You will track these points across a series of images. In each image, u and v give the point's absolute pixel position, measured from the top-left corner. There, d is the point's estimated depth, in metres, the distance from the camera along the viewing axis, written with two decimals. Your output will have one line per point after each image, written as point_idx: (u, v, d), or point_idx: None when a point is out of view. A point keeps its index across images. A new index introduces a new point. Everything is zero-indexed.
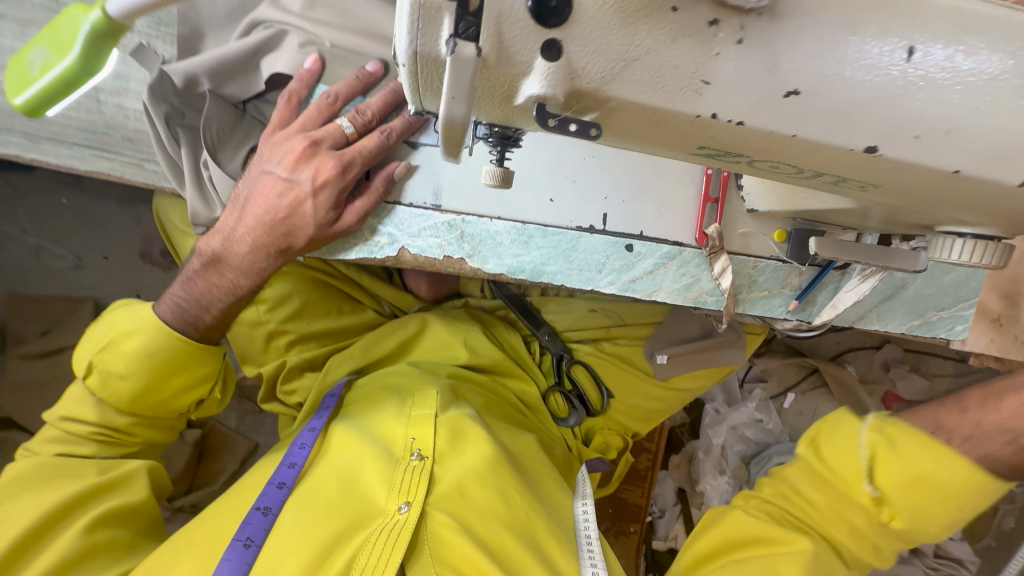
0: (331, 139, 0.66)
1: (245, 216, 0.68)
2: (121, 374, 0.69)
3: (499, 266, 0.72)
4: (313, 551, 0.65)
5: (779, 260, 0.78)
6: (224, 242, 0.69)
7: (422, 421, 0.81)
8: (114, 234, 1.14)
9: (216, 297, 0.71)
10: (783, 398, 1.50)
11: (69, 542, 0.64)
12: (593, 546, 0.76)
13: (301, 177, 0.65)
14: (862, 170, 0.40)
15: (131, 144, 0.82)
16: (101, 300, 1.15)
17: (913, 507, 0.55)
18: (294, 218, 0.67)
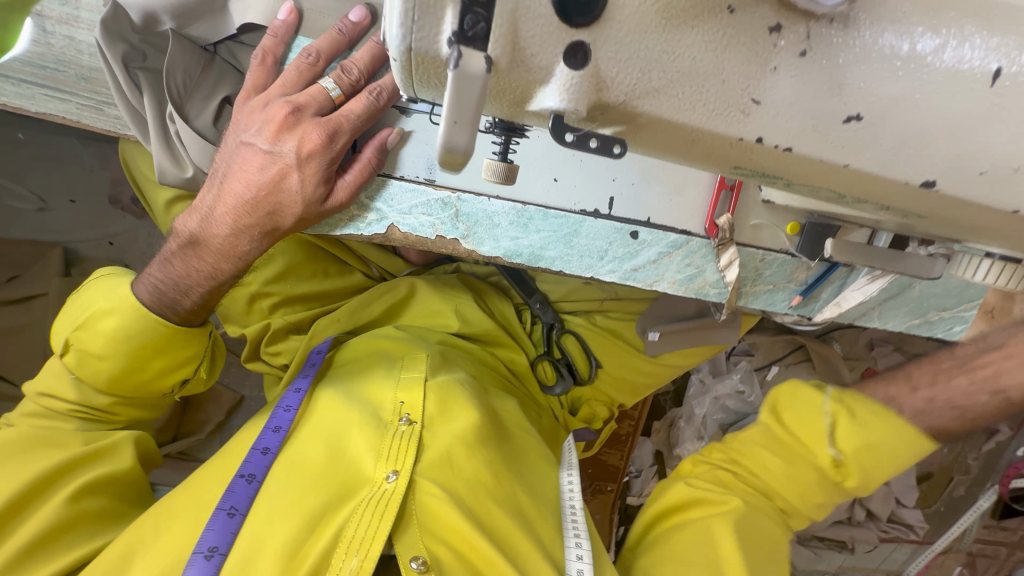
0: (315, 104, 0.59)
1: (224, 194, 0.62)
2: (99, 355, 0.67)
3: (495, 249, 0.68)
4: (299, 523, 0.63)
5: (788, 255, 0.74)
6: (203, 223, 0.64)
7: (411, 387, 0.79)
8: (79, 175, 1.06)
9: (195, 281, 0.66)
10: (767, 371, 1.51)
11: (52, 512, 0.63)
12: (577, 517, 0.77)
13: (283, 149, 0.58)
14: (910, 202, 0.36)
15: (86, 85, 0.73)
16: (71, 246, 1.08)
17: (864, 468, 0.59)
18: (279, 194, 0.60)
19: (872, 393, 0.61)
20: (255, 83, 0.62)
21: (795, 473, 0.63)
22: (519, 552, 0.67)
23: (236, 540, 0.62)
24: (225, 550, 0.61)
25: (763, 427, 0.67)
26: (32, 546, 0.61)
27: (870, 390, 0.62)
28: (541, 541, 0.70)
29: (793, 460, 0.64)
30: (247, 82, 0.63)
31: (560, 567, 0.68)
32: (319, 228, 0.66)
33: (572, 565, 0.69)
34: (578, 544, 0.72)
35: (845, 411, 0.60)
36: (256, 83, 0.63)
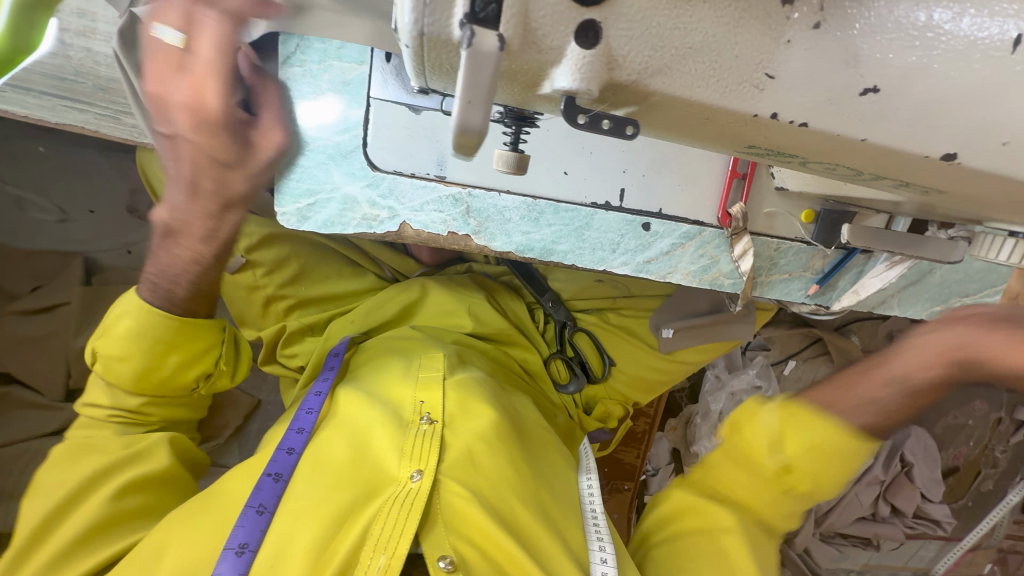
0: (162, 61, 0.51)
1: (172, 180, 0.59)
2: (120, 356, 0.67)
3: (507, 244, 0.68)
4: (327, 521, 0.62)
5: (803, 243, 0.73)
6: (174, 219, 0.62)
7: (432, 386, 0.79)
8: (99, 186, 1.08)
9: (181, 269, 0.65)
10: (784, 365, 1.49)
11: (95, 510, 0.64)
12: (599, 520, 0.77)
13: (178, 126, 0.54)
14: (931, 176, 0.36)
15: (105, 95, 0.75)
16: (92, 255, 1.10)
17: (816, 471, 0.58)
18: (207, 169, 0.57)
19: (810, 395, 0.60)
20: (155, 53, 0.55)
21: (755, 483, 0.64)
22: (545, 551, 0.67)
23: (265, 536, 0.63)
24: (255, 546, 0.61)
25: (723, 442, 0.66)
26: (77, 542, 0.62)
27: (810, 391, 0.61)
28: (564, 539, 0.70)
29: (747, 471, 0.64)
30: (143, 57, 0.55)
31: (584, 566, 0.68)
32: (332, 228, 0.65)
33: (595, 566, 0.69)
34: (602, 547, 0.72)
35: (790, 420, 0.59)
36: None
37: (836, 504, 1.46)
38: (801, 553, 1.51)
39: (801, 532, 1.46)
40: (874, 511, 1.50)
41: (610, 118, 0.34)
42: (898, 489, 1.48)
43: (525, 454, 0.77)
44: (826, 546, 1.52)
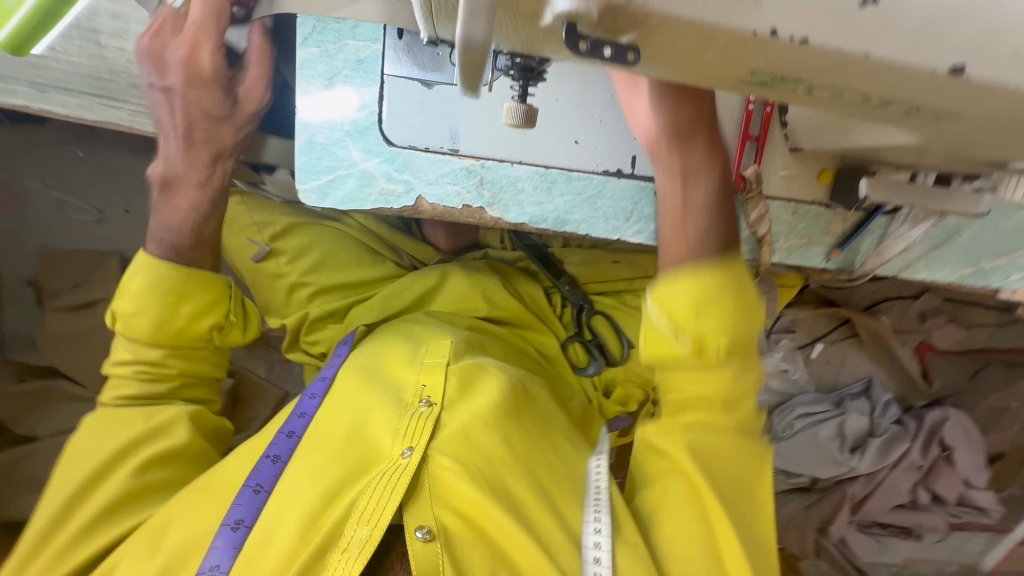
0: (166, 23, 0.70)
1: (166, 134, 0.73)
2: (137, 314, 0.71)
3: (520, 215, 0.69)
4: (318, 496, 0.63)
5: (822, 206, 0.73)
6: (164, 175, 0.74)
7: (434, 369, 0.78)
8: (132, 187, 1.14)
9: (181, 216, 0.74)
10: (811, 348, 1.46)
11: (120, 485, 0.66)
12: (602, 498, 0.67)
13: (171, 78, 0.71)
14: (942, 95, 0.35)
15: (136, 91, 0.79)
16: (126, 254, 1.16)
17: (703, 394, 0.61)
18: (189, 112, 0.72)
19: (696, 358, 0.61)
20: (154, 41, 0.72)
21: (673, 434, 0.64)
22: (541, 526, 0.64)
23: (261, 514, 0.64)
24: (250, 522, 0.63)
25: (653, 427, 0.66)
26: (108, 511, 0.66)
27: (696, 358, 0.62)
28: (559, 512, 0.66)
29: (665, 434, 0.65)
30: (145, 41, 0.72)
31: (576, 542, 0.63)
32: (353, 204, 0.67)
33: (588, 538, 0.62)
34: (598, 518, 0.64)
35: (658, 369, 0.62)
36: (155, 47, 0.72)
37: (871, 492, 1.40)
38: (836, 542, 1.47)
39: (835, 519, 1.42)
40: (913, 498, 1.44)
41: (612, 45, 0.34)
42: (938, 474, 1.42)
43: (527, 430, 0.74)
44: (862, 536, 1.47)
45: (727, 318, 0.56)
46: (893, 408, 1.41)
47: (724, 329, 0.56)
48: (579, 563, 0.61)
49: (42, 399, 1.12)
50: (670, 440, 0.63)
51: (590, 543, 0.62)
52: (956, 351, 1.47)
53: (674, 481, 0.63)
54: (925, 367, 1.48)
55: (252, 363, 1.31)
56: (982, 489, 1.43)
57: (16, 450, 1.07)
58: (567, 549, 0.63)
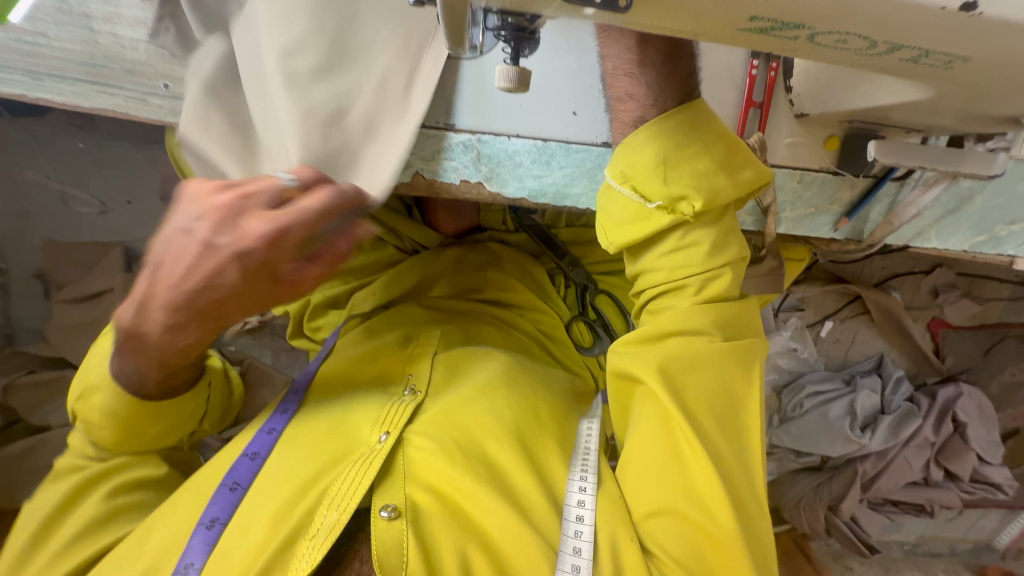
0: (266, 194, 0.52)
1: (157, 283, 0.54)
2: (97, 424, 0.68)
3: (519, 189, 0.68)
4: (295, 486, 0.63)
5: (829, 173, 0.71)
6: (137, 317, 0.57)
7: (420, 361, 0.80)
8: (133, 177, 1.14)
9: (149, 373, 0.64)
10: (820, 327, 1.44)
11: (94, 508, 0.68)
12: (590, 457, 0.69)
13: (222, 241, 0.50)
14: (952, 35, 0.33)
15: (131, 77, 0.79)
16: (131, 245, 1.17)
17: (662, 353, 0.61)
18: (210, 290, 0.52)
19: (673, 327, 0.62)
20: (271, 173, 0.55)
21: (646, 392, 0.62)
22: (525, 495, 0.64)
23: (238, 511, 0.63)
24: (226, 520, 0.62)
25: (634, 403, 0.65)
26: (79, 536, 0.66)
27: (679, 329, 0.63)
28: (544, 481, 0.66)
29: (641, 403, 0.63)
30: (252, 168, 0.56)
31: (559, 509, 0.63)
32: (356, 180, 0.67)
33: (571, 508, 0.62)
34: (584, 476, 0.66)
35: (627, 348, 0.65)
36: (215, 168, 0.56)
37: (882, 469, 1.38)
38: (848, 521, 1.43)
39: (846, 497, 1.39)
40: (926, 475, 1.43)
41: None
42: (951, 451, 1.40)
43: (517, 402, 0.73)
44: (874, 514, 1.45)
45: (700, 162, 0.57)
46: (905, 385, 1.40)
47: (699, 182, 0.57)
48: (562, 530, 0.60)
49: (53, 389, 1.13)
50: (642, 363, 0.62)
51: (574, 515, 0.61)
52: (970, 326, 1.45)
53: (649, 410, 0.61)
54: (938, 343, 1.46)
55: (258, 351, 1.32)
56: (995, 464, 1.42)
57: (30, 439, 1.09)
58: (550, 524, 0.61)
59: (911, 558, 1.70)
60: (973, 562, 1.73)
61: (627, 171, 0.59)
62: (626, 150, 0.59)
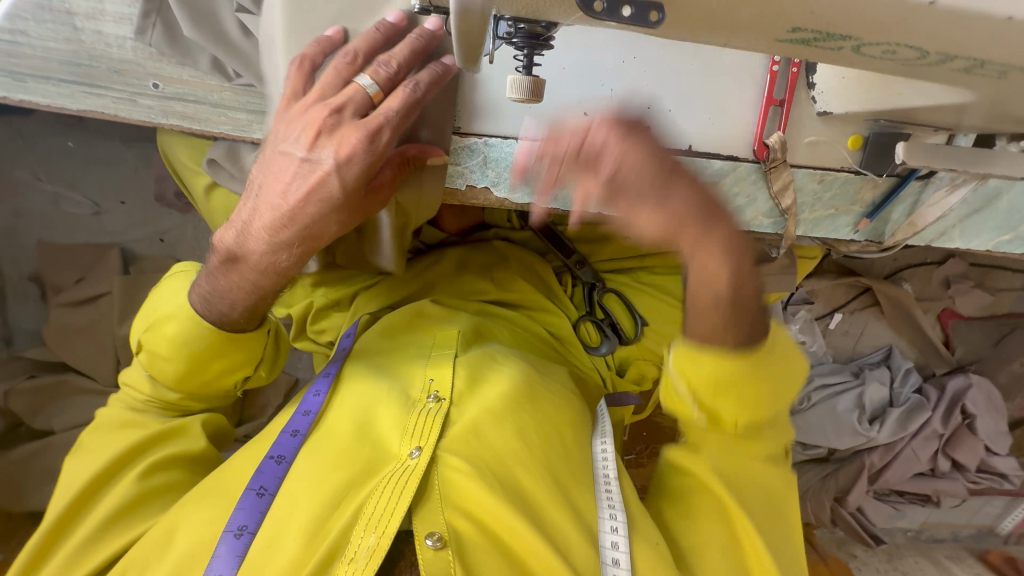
0: (353, 104, 0.57)
1: (261, 207, 0.61)
2: (163, 356, 0.66)
3: (527, 195, 0.66)
4: (324, 499, 0.61)
5: (851, 172, 0.68)
6: (240, 237, 0.62)
7: (441, 362, 0.77)
8: (125, 176, 1.10)
9: (239, 296, 0.64)
10: (829, 319, 1.42)
11: (123, 491, 0.62)
12: (611, 485, 0.72)
13: (323, 155, 0.58)
14: (1000, 41, 0.32)
15: (119, 77, 0.75)
16: (127, 246, 1.15)
17: (713, 460, 0.69)
18: (312, 200, 0.60)
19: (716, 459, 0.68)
20: (339, 77, 0.57)
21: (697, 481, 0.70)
22: (556, 523, 0.65)
23: (266, 518, 0.60)
24: (254, 528, 0.59)
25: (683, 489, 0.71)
26: (107, 523, 0.61)
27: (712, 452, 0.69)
28: (574, 507, 0.68)
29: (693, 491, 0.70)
30: (320, 82, 0.57)
31: (593, 537, 0.66)
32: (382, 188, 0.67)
33: (605, 536, 0.66)
34: (613, 514, 0.68)
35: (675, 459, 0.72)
36: (293, 90, 0.59)
37: (890, 461, 1.38)
38: (854, 512, 1.44)
39: (853, 489, 1.40)
40: (933, 466, 1.43)
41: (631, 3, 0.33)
42: (960, 441, 1.39)
43: (543, 423, 0.73)
44: (879, 504, 1.46)
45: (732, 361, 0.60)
46: (914, 377, 1.39)
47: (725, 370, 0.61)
48: (599, 559, 0.64)
49: (54, 393, 1.12)
50: (697, 465, 0.69)
51: (608, 543, 0.65)
52: (979, 317, 1.43)
53: (701, 499, 0.68)
54: (947, 334, 1.44)
55: None
56: (1001, 455, 1.42)
57: (34, 443, 1.08)
58: (586, 555, 0.64)
59: (913, 544, 1.72)
60: (975, 548, 1.74)
61: (680, 375, 0.63)
62: (681, 352, 0.62)
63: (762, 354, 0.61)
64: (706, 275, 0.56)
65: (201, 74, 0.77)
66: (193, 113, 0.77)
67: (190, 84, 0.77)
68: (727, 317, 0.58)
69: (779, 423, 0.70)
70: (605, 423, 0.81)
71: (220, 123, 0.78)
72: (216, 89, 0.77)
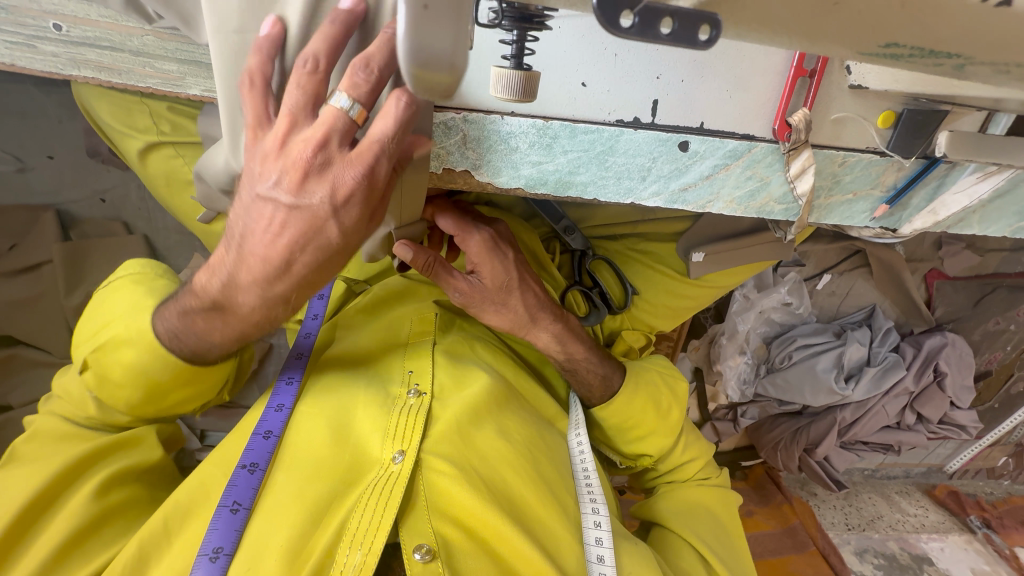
0: (337, 134, 0.48)
1: (243, 259, 0.54)
2: (117, 383, 0.62)
3: (515, 178, 0.58)
4: (304, 517, 0.58)
5: (875, 154, 0.60)
6: (223, 290, 0.56)
7: (420, 354, 0.75)
8: (48, 128, 0.95)
9: (218, 341, 0.61)
10: (817, 280, 1.40)
11: (79, 509, 0.59)
12: (592, 480, 0.75)
13: (313, 199, 0.50)
14: None
15: (7, 16, 0.61)
16: (64, 207, 1.03)
17: (668, 507, 0.85)
18: (308, 249, 0.53)
19: (675, 504, 0.85)
20: (309, 96, 0.48)
21: (662, 506, 0.85)
22: (541, 526, 0.65)
23: (242, 537, 0.57)
24: (231, 549, 0.56)
25: (661, 528, 0.83)
26: (64, 547, 0.57)
27: (675, 498, 0.86)
28: (560, 503, 0.69)
29: (662, 516, 0.84)
30: (287, 107, 0.48)
31: (579, 533, 0.68)
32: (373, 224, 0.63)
33: (589, 531, 0.69)
34: (595, 509, 0.71)
35: (647, 509, 0.88)
36: (256, 117, 0.50)
37: (860, 417, 1.43)
38: (820, 461, 1.52)
39: (823, 442, 1.46)
40: (899, 419, 1.49)
41: (675, 16, 0.28)
42: (929, 397, 1.44)
43: (525, 421, 0.74)
44: (845, 453, 1.52)
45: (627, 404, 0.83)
46: (893, 336, 1.40)
47: (625, 402, 0.83)
48: (584, 555, 0.66)
49: (6, 368, 1.05)
50: (661, 508, 0.85)
51: (593, 539, 0.68)
52: (965, 277, 1.42)
53: (672, 535, 0.80)
54: (930, 294, 1.43)
55: None
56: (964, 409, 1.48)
57: None
58: (574, 552, 0.66)
59: (869, 482, 1.84)
60: (923, 483, 1.87)
61: (608, 421, 0.84)
62: (597, 408, 0.83)
63: (631, 385, 0.84)
64: (574, 360, 0.81)
65: (114, 13, 0.60)
66: (111, 63, 0.65)
67: (102, 26, 0.62)
68: (597, 381, 0.83)
69: (694, 451, 0.90)
70: (577, 412, 0.84)
71: (146, 75, 0.65)
72: (136, 33, 0.62)
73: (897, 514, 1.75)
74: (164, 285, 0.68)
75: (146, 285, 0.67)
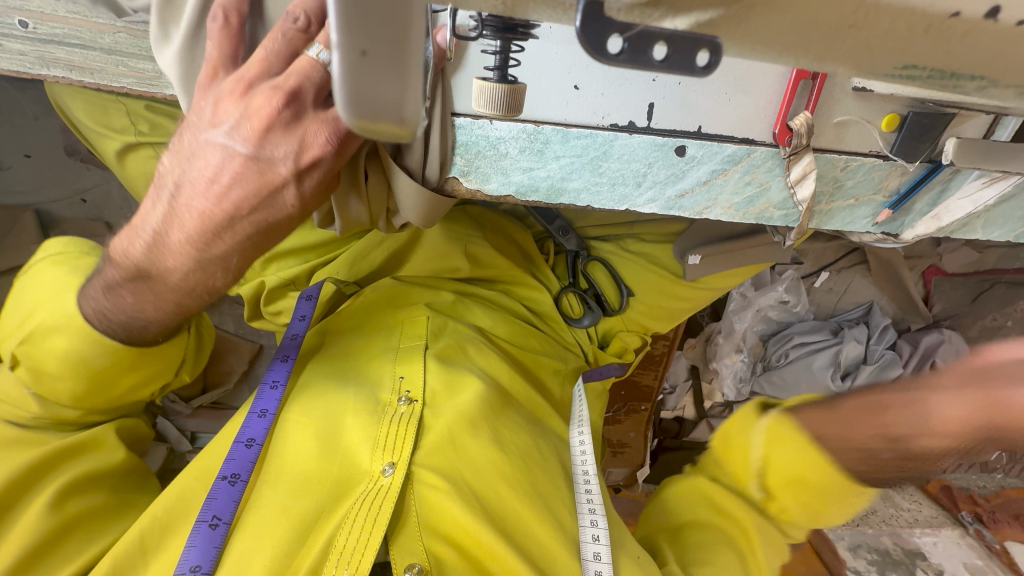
0: (311, 85, 0.47)
1: (176, 212, 0.52)
2: (55, 374, 0.61)
3: (504, 185, 0.56)
4: (288, 535, 0.56)
5: (878, 157, 0.57)
6: (150, 250, 0.54)
7: (412, 360, 0.73)
8: (24, 126, 0.92)
9: (154, 315, 0.59)
10: (816, 278, 1.39)
11: (39, 521, 0.58)
12: (591, 485, 0.74)
13: (273, 152, 0.49)
14: None
15: None
16: (44, 207, 1.00)
17: None
18: (260, 208, 0.52)
19: None
20: (285, 48, 0.48)
21: None
22: (536, 544, 0.64)
23: (222, 554, 0.56)
24: (209, 567, 0.54)
25: None
26: (28, 559, 0.56)
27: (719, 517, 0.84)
28: (555, 516, 0.67)
29: None
30: (261, 51, 0.48)
31: (577, 549, 0.65)
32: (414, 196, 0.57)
33: (587, 546, 0.66)
34: (594, 521, 0.68)
35: None
36: (220, 55, 0.51)
37: None
38: None
39: None
40: None
41: (669, 39, 0.26)
42: None
43: (518, 428, 0.72)
44: None
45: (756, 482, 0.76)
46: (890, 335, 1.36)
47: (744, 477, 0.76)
48: (581, 569, 0.64)
49: None
50: None
51: (591, 555, 0.64)
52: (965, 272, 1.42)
53: None
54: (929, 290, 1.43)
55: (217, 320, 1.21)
56: None
57: None
58: (569, 567, 0.64)
59: None
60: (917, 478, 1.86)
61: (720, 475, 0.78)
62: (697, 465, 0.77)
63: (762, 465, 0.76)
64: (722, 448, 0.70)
65: (83, 9, 0.58)
66: (82, 62, 0.61)
67: (71, 23, 0.59)
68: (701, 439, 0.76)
69: None
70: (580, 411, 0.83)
71: (120, 74, 0.62)
72: (108, 29, 0.59)
73: (890, 509, 1.75)
74: (90, 262, 0.67)
75: (70, 264, 0.65)
